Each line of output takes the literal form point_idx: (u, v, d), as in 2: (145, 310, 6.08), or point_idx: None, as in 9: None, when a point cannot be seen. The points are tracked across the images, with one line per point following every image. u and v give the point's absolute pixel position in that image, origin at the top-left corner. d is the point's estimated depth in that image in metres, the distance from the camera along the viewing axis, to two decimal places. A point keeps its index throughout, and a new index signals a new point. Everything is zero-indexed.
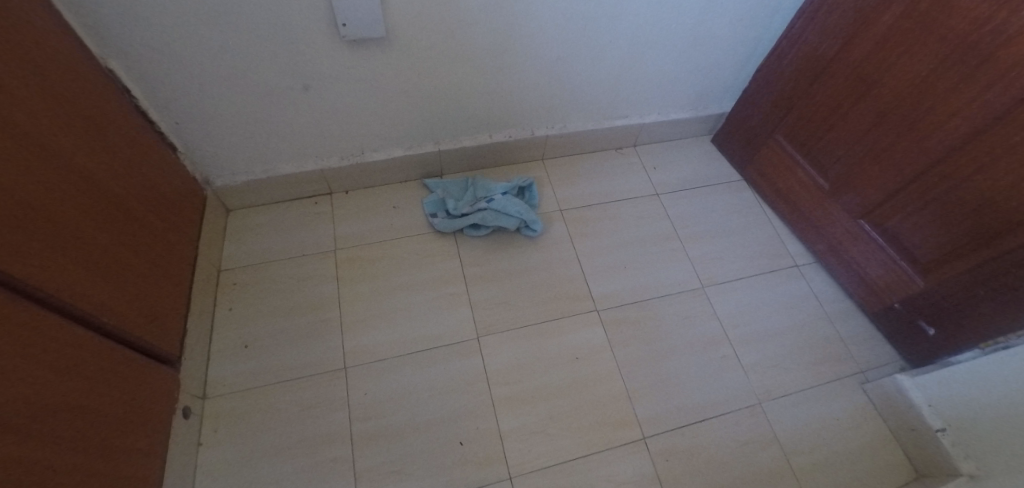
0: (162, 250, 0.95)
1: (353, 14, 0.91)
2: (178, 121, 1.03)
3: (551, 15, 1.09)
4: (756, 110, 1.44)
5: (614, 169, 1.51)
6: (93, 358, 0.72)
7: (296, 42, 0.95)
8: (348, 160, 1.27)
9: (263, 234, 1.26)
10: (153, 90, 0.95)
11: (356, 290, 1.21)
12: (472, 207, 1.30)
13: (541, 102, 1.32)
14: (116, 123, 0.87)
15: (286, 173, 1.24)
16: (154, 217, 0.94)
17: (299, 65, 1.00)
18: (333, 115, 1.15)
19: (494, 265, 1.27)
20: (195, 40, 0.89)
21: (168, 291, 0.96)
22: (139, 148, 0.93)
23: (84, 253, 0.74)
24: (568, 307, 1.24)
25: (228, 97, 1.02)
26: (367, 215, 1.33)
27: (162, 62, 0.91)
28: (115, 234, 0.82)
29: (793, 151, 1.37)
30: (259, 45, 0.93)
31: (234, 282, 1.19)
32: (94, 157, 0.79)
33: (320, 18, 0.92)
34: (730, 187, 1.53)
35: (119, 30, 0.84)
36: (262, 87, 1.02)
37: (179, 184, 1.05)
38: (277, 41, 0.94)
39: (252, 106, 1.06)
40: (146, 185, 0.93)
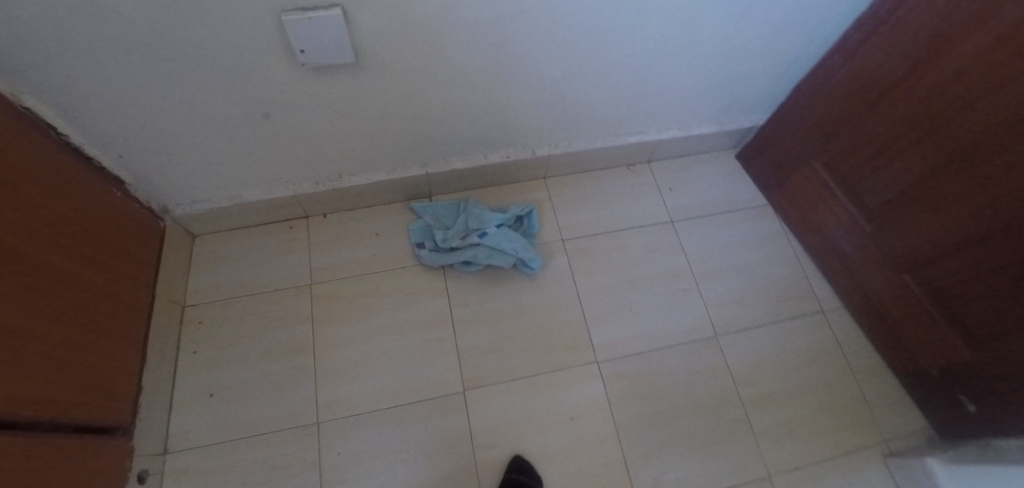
0: (106, 308, 0.85)
1: (313, 41, 0.77)
2: (121, 155, 0.90)
3: (558, 28, 0.91)
4: (795, 131, 1.23)
5: (625, 190, 1.33)
6: (26, 461, 0.64)
7: (248, 71, 0.80)
8: (324, 186, 1.14)
9: (232, 265, 1.15)
10: (85, 125, 0.82)
11: (336, 331, 1.11)
12: (462, 241, 1.16)
13: (544, 120, 1.15)
14: (46, 175, 0.75)
15: (254, 200, 1.12)
16: (100, 272, 0.84)
17: (256, 93, 0.86)
18: (302, 141, 1.00)
19: (484, 307, 1.15)
20: (126, 72, 0.75)
21: (117, 352, 0.87)
22: (76, 196, 0.81)
23: (12, 344, 0.65)
24: (565, 357, 1.12)
25: (175, 128, 0.88)
26: (347, 243, 1.21)
27: (90, 97, 0.77)
28: (42, 308, 0.71)
29: (831, 183, 1.18)
30: (205, 75, 0.79)
31: (199, 320, 1.09)
32: (24, 223, 0.69)
33: (273, 44, 0.77)
34: (756, 213, 1.34)
35: (30, 67, 0.69)
36: (216, 119, 0.88)
37: (129, 225, 0.94)
38: (227, 71, 0.79)
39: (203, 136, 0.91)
40: (84, 237, 0.81)
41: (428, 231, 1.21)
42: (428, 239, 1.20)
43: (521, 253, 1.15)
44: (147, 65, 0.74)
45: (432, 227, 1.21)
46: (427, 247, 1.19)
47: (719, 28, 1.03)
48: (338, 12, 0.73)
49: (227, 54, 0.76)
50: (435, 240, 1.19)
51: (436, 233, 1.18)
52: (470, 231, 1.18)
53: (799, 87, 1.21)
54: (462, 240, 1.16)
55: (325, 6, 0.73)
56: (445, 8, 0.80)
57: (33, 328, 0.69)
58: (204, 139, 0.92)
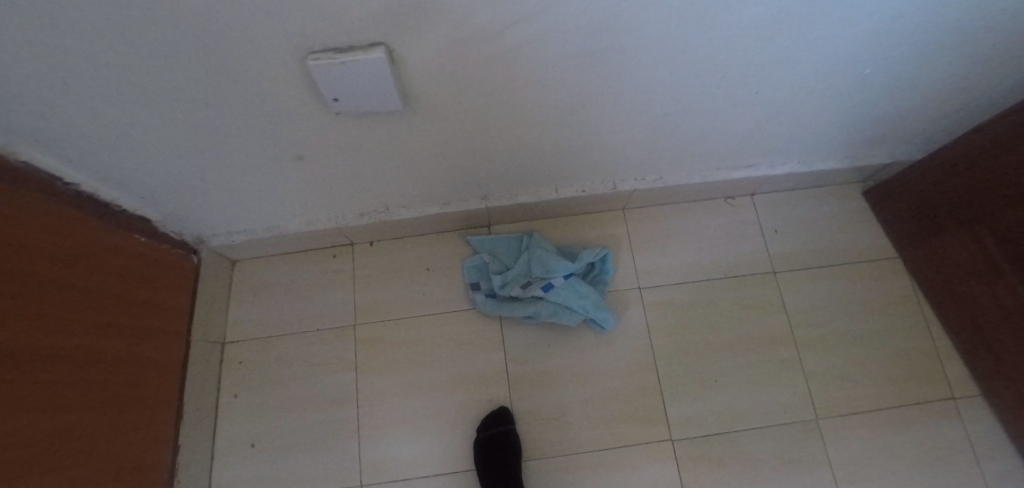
0: (141, 369, 0.79)
1: (346, 90, 0.60)
2: (145, 196, 0.80)
3: (674, 64, 0.67)
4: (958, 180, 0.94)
5: (718, 230, 1.12)
6: None
7: (273, 113, 0.65)
8: (370, 219, 1.00)
9: (272, 297, 1.07)
10: (100, 173, 0.71)
11: (380, 381, 1.00)
12: (523, 291, 1.01)
13: (633, 156, 0.93)
14: (69, 241, 0.67)
15: (293, 231, 1.01)
16: (131, 332, 0.78)
17: (288, 135, 0.71)
18: (341, 178, 0.85)
19: (545, 364, 1.01)
20: (135, 121, 0.62)
21: (155, 411, 0.82)
22: (98, 256, 0.72)
23: (40, 449, 0.58)
24: (636, 432, 0.96)
25: (200, 168, 0.76)
26: (393, 277, 1.08)
27: (99, 147, 0.65)
28: (80, 398, 0.66)
29: (998, 258, 0.89)
30: (228, 119, 0.65)
31: (239, 361, 1.02)
32: (51, 302, 0.61)
33: (299, 87, 0.60)
34: (880, 267, 1.10)
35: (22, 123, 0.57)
36: (244, 158, 0.75)
37: (156, 269, 0.86)
38: (250, 116, 0.65)
39: (231, 174, 0.79)
40: (112, 302, 0.74)
41: (484, 272, 1.06)
42: (484, 282, 1.05)
43: (591, 312, 0.98)
44: (158, 113, 0.61)
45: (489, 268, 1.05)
46: (482, 292, 1.04)
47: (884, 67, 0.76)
48: (381, 53, 0.54)
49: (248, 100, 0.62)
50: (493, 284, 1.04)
51: (495, 278, 1.02)
52: (533, 279, 1.02)
53: (978, 128, 0.89)
54: (524, 291, 1.01)
55: (363, 46, 0.54)
56: (528, 43, 0.58)
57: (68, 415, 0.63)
58: (232, 176, 0.80)
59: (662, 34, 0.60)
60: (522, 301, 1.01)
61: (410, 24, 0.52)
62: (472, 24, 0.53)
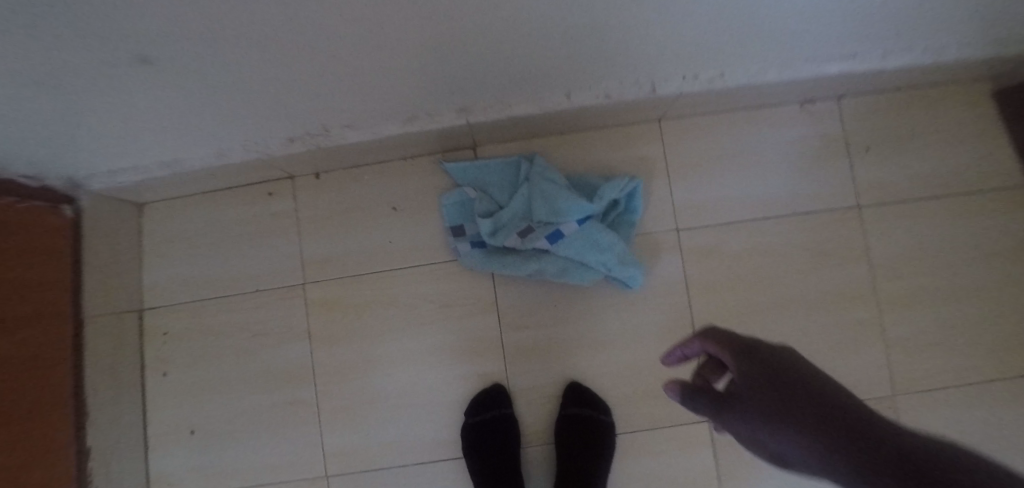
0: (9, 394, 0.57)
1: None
2: None
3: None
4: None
5: (785, 148, 0.83)
6: None
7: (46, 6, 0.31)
8: (305, 145, 0.71)
9: (197, 250, 0.83)
10: None
11: (342, 355, 0.79)
12: (522, 241, 0.74)
13: (691, 50, 0.59)
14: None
15: (201, 165, 0.72)
16: (43, 330, 0.64)
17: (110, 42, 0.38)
18: (237, 98, 0.54)
19: (551, 331, 0.78)
20: None
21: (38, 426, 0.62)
22: None
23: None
24: (665, 413, 0.77)
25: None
26: (349, 220, 0.81)
27: None
28: None
29: None
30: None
31: (164, 333, 0.81)
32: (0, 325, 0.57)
33: None
34: (1001, 197, 0.82)
35: None
36: (54, 86, 0.43)
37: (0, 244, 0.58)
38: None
39: (55, 108, 0.48)
40: None
41: (468, 213, 0.78)
42: (469, 227, 0.78)
43: (615, 268, 0.73)
44: None
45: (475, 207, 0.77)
46: (467, 242, 0.77)
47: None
48: None
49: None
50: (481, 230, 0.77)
51: (483, 221, 0.75)
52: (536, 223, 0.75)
53: None
54: (523, 240, 0.74)
55: None
56: None
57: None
58: (60, 112, 0.49)
59: None
60: (520, 254, 0.75)
61: None
62: None
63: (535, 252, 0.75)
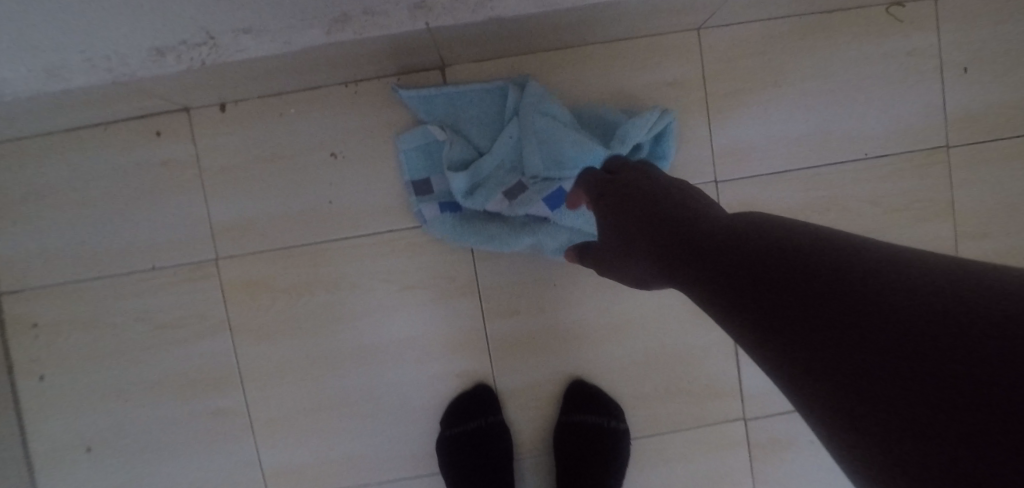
0: None
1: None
2: None
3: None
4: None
5: (865, 69, 0.62)
6: None
7: None
8: (184, 61, 0.47)
9: (63, 214, 0.59)
10: None
11: (277, 351, 0.60)
12: (511, 205, 0.54)
13: None
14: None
15: (29, 93, 0.47)
16: None
17: None
18: None
19: (550, 317, 0.60)
20: None
21: None
22: None
23: None
24: (690, 412, 0.62)
25: None
26: (273, 172, 0.59)
27: None
28: None
29: None
30: None
31: (34, 324, 0.60)
32: None
33: None
34: None
35: None
36: None
37: None
38: None
39: None
40: None
41: (436, 163, 0.57)
42: (438, 183, 0.57)
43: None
44: None
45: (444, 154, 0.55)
46: (434, 203, 0.56)
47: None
48: None
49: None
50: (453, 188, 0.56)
51: (455, 177, 0.53)
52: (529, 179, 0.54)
53: None
54: (512, 203, 0.54)
55: None
56: None
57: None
58: None
59: None
60: (507, 220, 0.56)
61: None
62: None
63: (528, 219, 0.56)
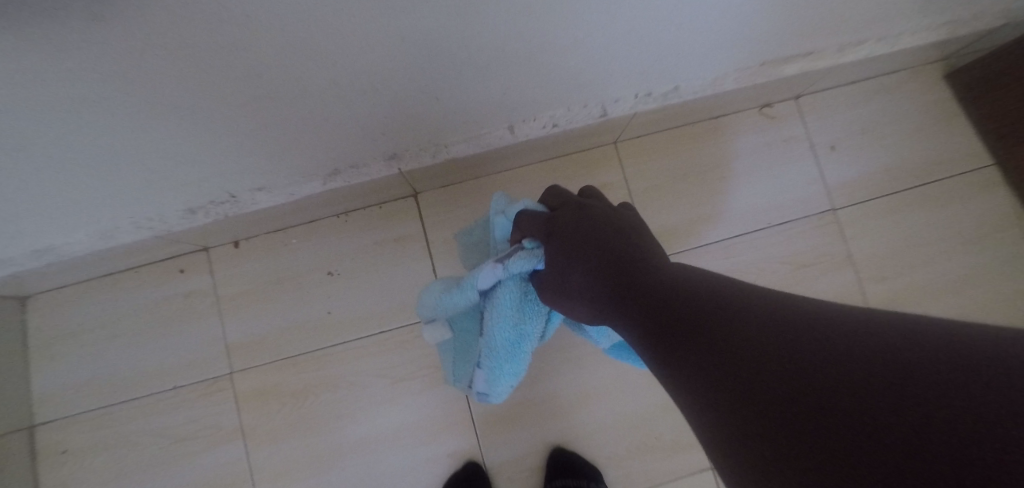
0: None
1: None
2: None
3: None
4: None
5: (754, 158, 0.78)
6: None
7: None
8: (211, 215, 0.60)
9: (96, 346, 0.69)
10: None
11: (284, 453, 0.67)
12: (506, 264, 0.48)
13: (630, 60, 0.53)
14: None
15: (82, 250, 0.60)
16: None
17: None
18: (96, 166, 0.44)
19: (526, 392, 0.69)
20: None
21: None
22: None
23: None
24: (663, 466, 0.69)
25: None
26: (279, 293, 0.70)
27: None
28: None
29: None
30: None
31: (64, 450, 0.67)
32: None
33: None
34: (969, 185, 0.81)
35: None
36: None
37: None
38: None
39: None
40: None
41: (450, 345, 0.59)
42: (462, 362, 0.59)
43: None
44: None
45: (450, 325, 0.57)
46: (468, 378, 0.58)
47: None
48: None
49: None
50: (469, 333, 0.57)
51: (433, 291, 0.56)
52: (530, 247, 0.48)
53: None
54: (506, 263, 0.48)
55: None
56: None
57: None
58: None
59: None
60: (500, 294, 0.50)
61: None
62: None
63: (525, 291, 0.51)
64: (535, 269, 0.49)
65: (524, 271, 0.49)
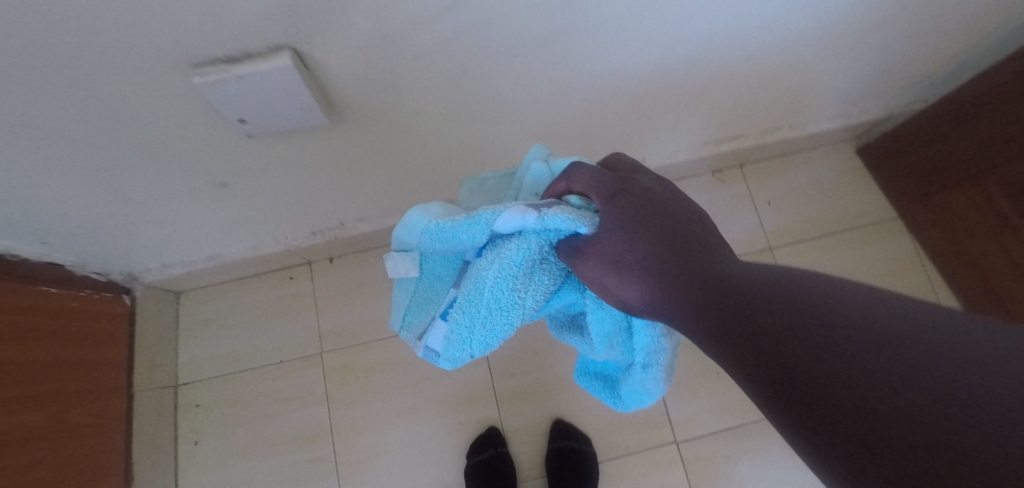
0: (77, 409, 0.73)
1: (250, 109, 0.48)
2: (62, 235, 0.69)
3: (652, 11, 0.54)
4: (985, 119, 0.84)
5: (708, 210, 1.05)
6: None
7: (185, 145, 0.55)
8: (324, 236, 0.89)
9: (226, 329, 0.96)
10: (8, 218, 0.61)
11: (355, 413, 0.91)
12: (542, 214, 0.35)
13: (607, 143, 0.82)
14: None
15: (237, 256, 0.89)
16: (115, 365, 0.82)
17: (209, 167, 0.60)
18: (280, 200, 0.74)
19: (535, 375, 0.92)
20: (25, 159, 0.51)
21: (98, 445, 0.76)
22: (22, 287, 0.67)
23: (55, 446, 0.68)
24: (639, 437, 0.90)
25: (118, 204, 0.65)
26: (359, 296, 0.97)
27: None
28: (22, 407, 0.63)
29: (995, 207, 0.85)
30: (139, 154, 0.55)
31: (197, 404, 0.93)
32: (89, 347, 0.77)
33: (202, 116, 0.50)
34: (875, 234, 1.06)
35: None
36: (172, 195, 0.66)
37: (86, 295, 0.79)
38: (158, 148, 0.55)
39: (158, 210, 0.69)
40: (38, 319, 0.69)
41: (417, 285, 0.45)
42: (424, 303, 0.45)
43: (660, 354, 0.40)
44: (56, 153, 0.52)
45: (420, 264, 0.45)
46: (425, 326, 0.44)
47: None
48: (286, 58, 0.43)
49: (117, 121, 0.49)
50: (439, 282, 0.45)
51: (421, 216, 0.43)
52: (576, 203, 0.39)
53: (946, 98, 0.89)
54: (543, 212, 0.35)
55: (262, 50, 0.43)
56: (465, 32, 0.47)
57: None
58: (161, 214, 0.71)
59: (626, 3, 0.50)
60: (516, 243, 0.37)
61: (312, 12, 0.40)
62: (400, 13, 0.43)
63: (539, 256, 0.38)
64: (577, 234, 0.37)
65: (562, 232, 0.37)
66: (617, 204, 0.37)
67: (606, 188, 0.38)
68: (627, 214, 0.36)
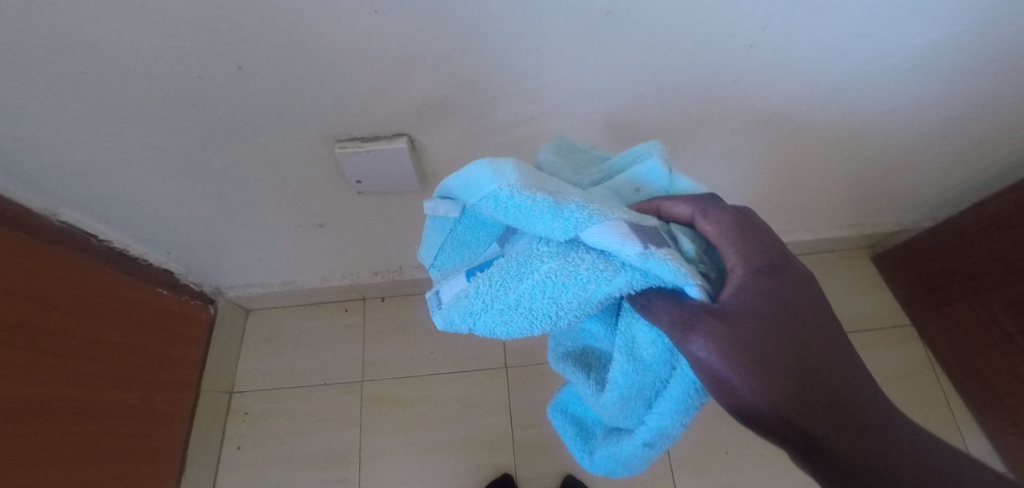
0: (154, 393, 0.85)
1: (368, 172, 0.65)
2: (183, 250, 0.86)
3: (680, 132, 0.68)
4: (983, 242, 0.91)
5: None
6: None
7: (305, 190, 0.71)
8: (383, 277, 1.03)
9: (283, 348, 1.09)
10: (154, 230, 0.78)
11: (382, 441, 0.99)
12: (648, 250, 0.30)
13: None
14: (76, 294, 0.69)
15: (306, 284, 1.04)
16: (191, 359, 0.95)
17: (315, 210, 0.77)
18: (360, 243, 0.90)
19: (551, 430, 0.99)
20: (191, 189, 0.69)
21: (162, 426, 0.87)
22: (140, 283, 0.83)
23: (133, 420, 0.80)
24: None
25: (237, 230, 0.82)
26: (402, 333, 1.08)
27: (158, 208, 0.72)
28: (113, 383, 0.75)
29: (998, 318, 0.90)
30: (268, 195, 0.72)
31: (245, 412, 1.03)
32: (175, 340, 0.91)
33: (327, 173, 0.67)
34: (889, 339, 1.12)
35: (105, 191, 0.65)
36: (279, 229, 0.82)
37: (184, 299, 0.94)
38: (286, 192, 0.71)
39: (263, 239, 0.86)
40: (145, 310, 0.84)
41: (454, 227, 0.41)
42: (458, 247, 0.42)
43: (666, 441, 0.37)
44: (211, 186, 0.69)
45: (462, 212, 0.39)
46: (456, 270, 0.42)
47: (902, 129, 0.74)
48: (402, 142, 0.60)
49: (266, 172, 0.66)
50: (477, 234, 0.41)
51: (488, 173, 0.33)
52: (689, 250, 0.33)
53: (951, 217, 0.98)
54: (648, 250, 0.30)
55: (387, 135, 0.60)
56: (533, 136, 0.63)
57: (32, 467, 0.60)
58: (264, 242, 0.87)
59: (660, 123, 0.65)
60: (593, 267, 0.31)
61: (426, 115, 0.57)
62: (490, 120, 0.59)
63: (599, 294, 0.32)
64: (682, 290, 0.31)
65: (660, 282, 0.31)
66: (761, 284, 0.31)
67: (754, 259, 0.32)
68: (767, 303, 0.31)
